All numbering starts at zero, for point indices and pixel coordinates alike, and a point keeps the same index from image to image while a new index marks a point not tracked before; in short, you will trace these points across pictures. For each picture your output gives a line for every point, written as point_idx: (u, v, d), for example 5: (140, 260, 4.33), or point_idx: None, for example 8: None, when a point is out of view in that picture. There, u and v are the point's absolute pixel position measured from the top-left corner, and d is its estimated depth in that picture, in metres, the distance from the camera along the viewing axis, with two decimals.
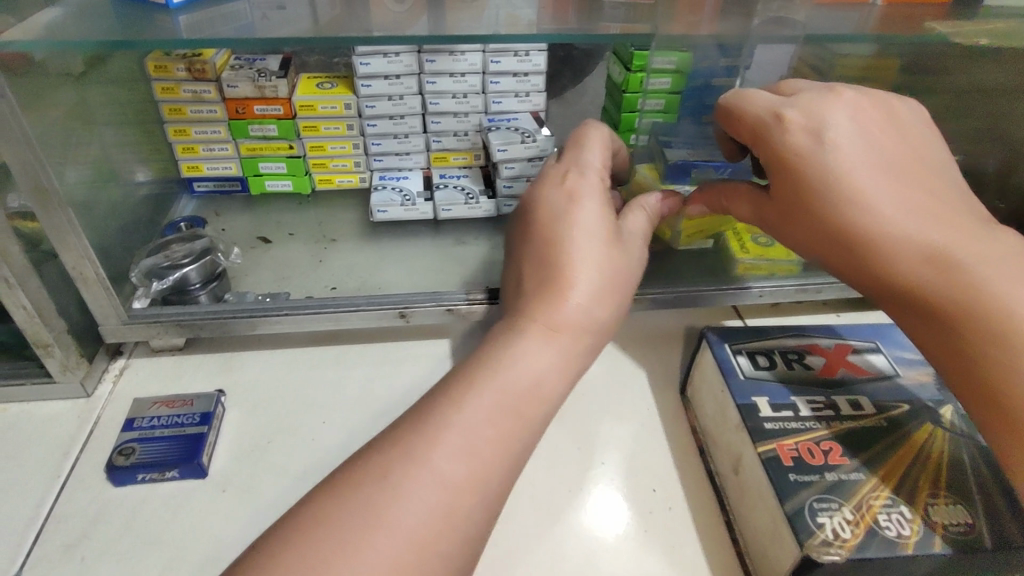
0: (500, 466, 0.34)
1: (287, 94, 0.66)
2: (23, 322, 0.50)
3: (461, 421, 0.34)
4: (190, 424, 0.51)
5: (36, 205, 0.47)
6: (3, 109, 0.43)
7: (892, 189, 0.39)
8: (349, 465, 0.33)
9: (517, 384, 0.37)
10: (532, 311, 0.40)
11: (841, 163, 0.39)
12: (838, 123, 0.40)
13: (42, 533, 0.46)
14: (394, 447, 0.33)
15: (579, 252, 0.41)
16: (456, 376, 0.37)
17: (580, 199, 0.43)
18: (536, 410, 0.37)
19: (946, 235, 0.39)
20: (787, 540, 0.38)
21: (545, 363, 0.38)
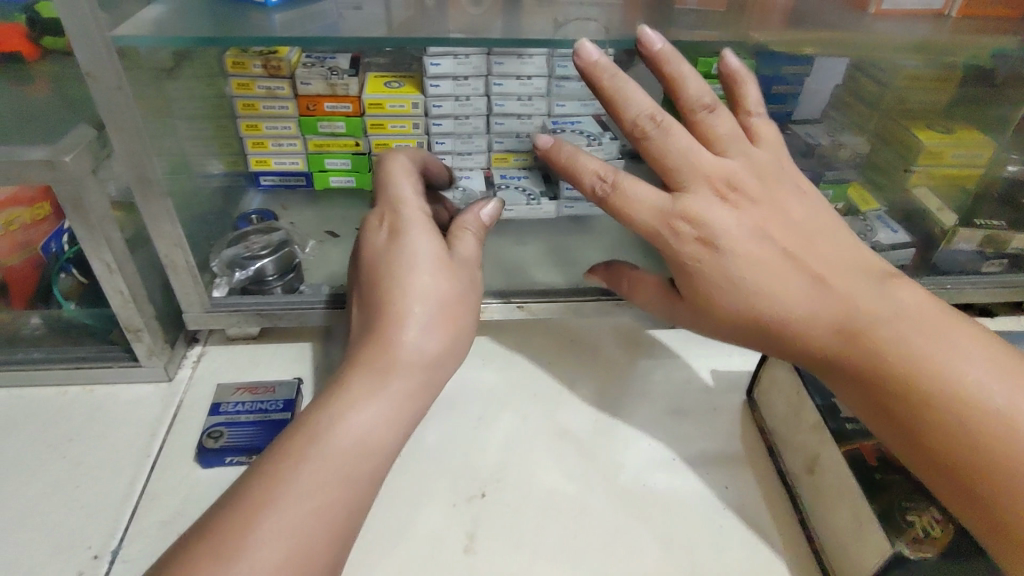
0: (332, 532, 0.32)
1: (357, 92, 0.67)
2: (118, 307, 0.53)
3: (288, 494, 0.31)
4: (275, 411, 0.53)
5: (139, 194, 0.49)
6: (119, 99, 0.45)
7: (792, 278, 0.38)
8: (192, 534, 0.31)
9: (350, 436, 0.34)
10: (359, 355, 0.38)
11: (732, 262, 0.39)
12: (717, 215, 0.39)
13: (137, 510, 0.47)
14: (203, 541, 0.30)
15: (409, 297, 0.38)
16: (291, 431, 0.35)
17: (417, 240, 0.41)
18: (374, 461, 0.35)
19: (859, 314, 0.37)
20: (873, 537, 0.39)
21: (382, 406, 0.36)
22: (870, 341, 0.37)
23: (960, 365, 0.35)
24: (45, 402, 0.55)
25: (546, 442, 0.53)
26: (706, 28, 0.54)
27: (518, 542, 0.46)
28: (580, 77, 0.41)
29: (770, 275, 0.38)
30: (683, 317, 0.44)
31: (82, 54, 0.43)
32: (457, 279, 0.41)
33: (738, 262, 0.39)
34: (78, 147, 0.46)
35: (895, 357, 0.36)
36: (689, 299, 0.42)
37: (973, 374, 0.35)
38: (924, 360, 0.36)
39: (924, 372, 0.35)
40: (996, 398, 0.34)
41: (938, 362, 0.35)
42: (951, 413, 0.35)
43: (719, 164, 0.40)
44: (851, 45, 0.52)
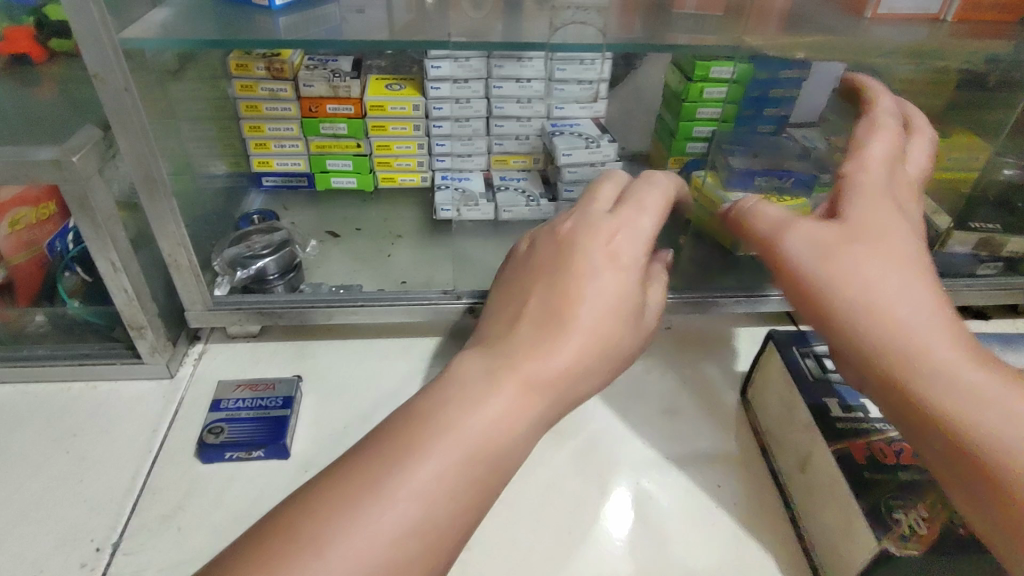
0: (424, 559, 0.26)
1: (358, 94, 0.68)
2: (122, 305, 0.53)
3: (403, 492, 0.27)
4: (274, 407, 0.54)
5: (144, 194, 0.50)
6: (126, 101, 0.46)
7: (886, 278, 0.34)
8: (262, 524, 0.27)
9: (476, 434, 0.29)
10: (507, 352, 0.32)
11: (901, 275, 0.34)
12: (896, 234, 0.36)
13: (138, 505, 0.48)
14: (320, 505, 0.26)
15: (580, 306, 0.34)
16: (403, 417, 0.30)
17: (624, 255, 0.36)
18: (494, 478, 0.29)
19: (940, 335, 0.32)
20: (862, 535, 0.40)
21: (513, 411, 0.30)
22: (936, 362, 0.31)
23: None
24: (48, 398, 0.56)
25: (545, 440, 0.54)
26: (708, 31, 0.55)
27: (516, 539, 0.47)
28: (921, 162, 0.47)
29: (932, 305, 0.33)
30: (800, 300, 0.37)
31: (91, 57, 0.43)
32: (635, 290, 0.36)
33: (913, 277, 0.34)
34: (86, 148, 0.47)
35: (952, 386, 0.30)
36: (818, 286, 0.35)
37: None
38: (988, 395, 0.30)
39: (985, 407, 0.29)
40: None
41: (998, 404, 0.29)
42: (995, 451, 0.29)
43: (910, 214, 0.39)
44: (847, 49, 0.53)
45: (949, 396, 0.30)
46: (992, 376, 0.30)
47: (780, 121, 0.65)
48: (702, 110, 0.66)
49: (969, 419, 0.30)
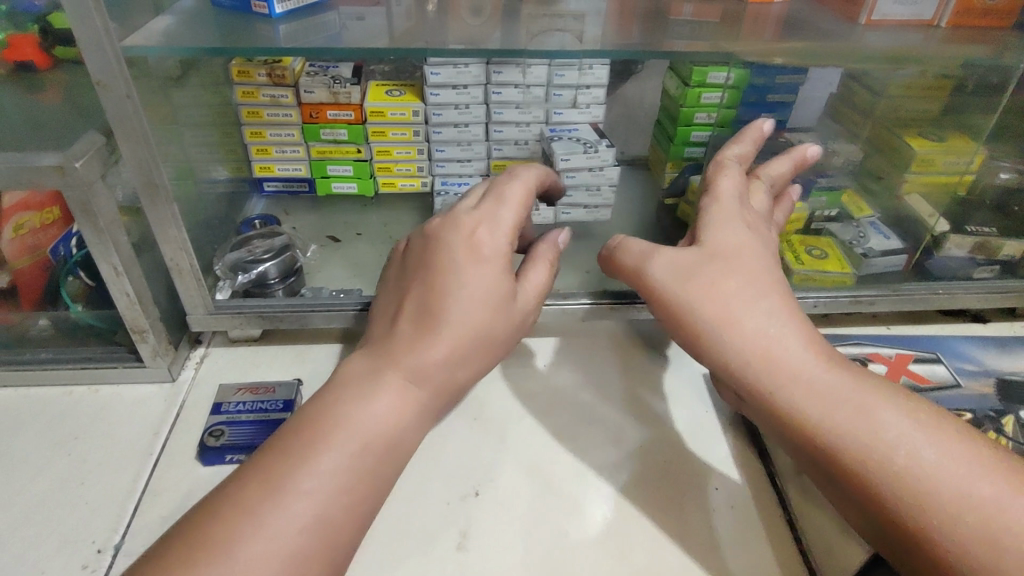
0: (328, 552, 0.29)
1: (359, 100, 0.69)
2: (124, 309, 0.54)
3: (297, 490, 0.29)
4: (275, 410, 0.54)
5: (146, 200, 0.51)
6: (128, 108, 0.47)
7: (753, 304, 0.38)
8: (175, 536, 0.28)
9: (358, 432, 0.32)
10: (385, 352, 0.35)
11: (759, 307, 0.38)
12: (750, 263, 0.40)
13: (140, 507, 0.48)
14: (213, 517, 0.28)
15: (454, 300, 0.35)
16: (298, 423, 0.32)
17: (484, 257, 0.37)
18: (387, 468, 0.32)
19: (806, 357, 0.36)
20: None
21: (393, 406, 0.33)
22: (804, 382, 0.35)
23: (887, 418, 0.33)
24: (51, 402, 0.57)
25: (539, 441, 0.54)
26: (704, 36, 0.55)
27: (510, 541, 0.47)
28: (787, 167, 0.51)
29: (790, 333, 0.37)
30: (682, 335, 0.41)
31: (94, 64, 0.44)
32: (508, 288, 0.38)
33: (767, 307, 0.38)
34: (88, 154, 0.48)
35: (817, 404, 0.34)
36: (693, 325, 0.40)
37: (901, 422, 0.33)
38: (851, 407, 0.34)
39: (850, 420, 0.33)
40: (920, 449, 0.32)
41: (858, 413, 0.34)
42: (868, 455, 0.32)
43: (765, 238, 0.43)
44: (843, 54, 0.53)
45: (818, 412, 0.34)
46: (848, 387, 0.35)
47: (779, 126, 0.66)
48: (698, 116, 0.66)
49: (840, 431, 0.33)
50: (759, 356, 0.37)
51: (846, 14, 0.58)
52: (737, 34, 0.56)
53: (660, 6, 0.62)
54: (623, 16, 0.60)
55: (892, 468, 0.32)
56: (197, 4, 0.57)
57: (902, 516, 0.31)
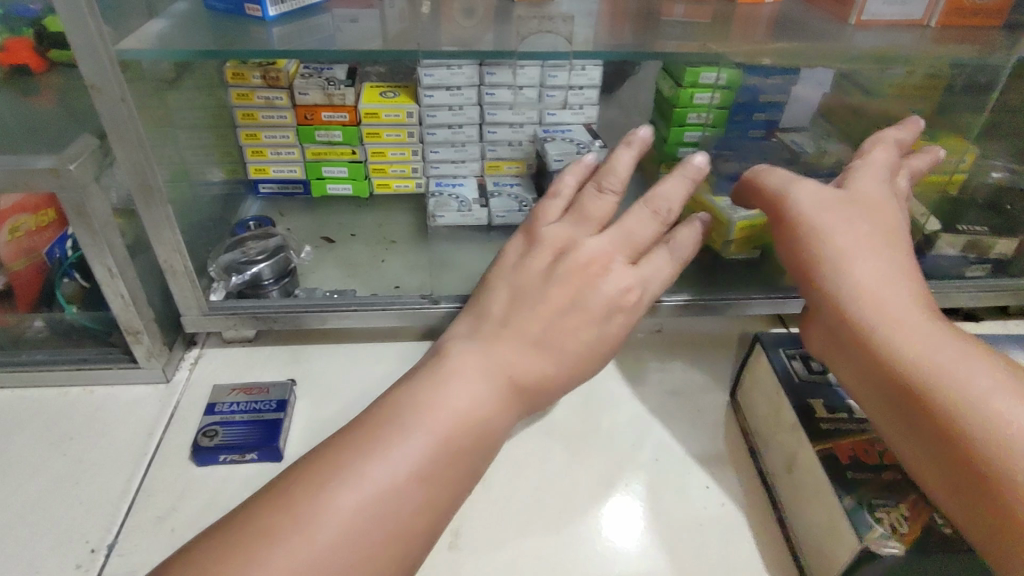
0: (427, 500, 0.31)
1: (353, 102, 0.69)
2: (118, 310, 0.54)
3: (411, 445, 0.31)
4: (268, 411, 0.54)
5: (141, 201, 0.51)
6: (122, 111, 0.47)
7: (879, 252, 0.39)
8: (311, 459, 0.31)
9: (456, 417, 0.33)
10: (492, 355, 0.37)
11: (869, 259, 0.38)
12: (894, 230, 0.41)
13: (134, 507, 0.49)
14: (349, 442, 0.31)
15: (590, 295, 0.40)
16: (402, 398, 0.33)
17: (589, 293, 0.40)
18: (471, 457, 0.33)
19: (904, 295, 0.37)
20: (844, 535, 0.40)
21: (477, 404, 0.34)
22: (910, 324, 0.35)
23: (986, 370, 0.33)
24: (47, 402, 0.57)
25: (534, 439, 0.55)
26: (696, 37, 0.55)
27: (504, 538, 0.47)
28: (923, 159, 0.49)
29: (890, 290, 0.37)
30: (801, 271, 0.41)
31: (88, 67, 0.45)
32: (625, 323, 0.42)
33: (885, 263, 0.38)
34: (82, 156, 0.48)
35: (910, 343, 0.35)
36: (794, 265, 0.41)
37: (991, 383, 0.32)
38: (953, 350, 0.34)
39: (951, 362, 0.33)
40: (1015, 400, 0.31)
41: (956, 358, 0.33)
42: (951, 390, 0.32)
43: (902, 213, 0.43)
44: (833, 54, 0.54)
45: (918, 347, 0.34)
46: (951, 335, 0.35)
47: (771, 125, 0.68)
48: (691, 116, 0.65)
49: (940, 371, 0.33)
50: (861, 291, 0.37)
51: (838, 14, 0.58)
52: (728, 34, 0.56)
53: (652, 7, 0.62)
54: (616, 17, 0.60)
55: (985, 412, 0.31)
56: (191, 7, 0.57)
57: (983, 461, 0.31)
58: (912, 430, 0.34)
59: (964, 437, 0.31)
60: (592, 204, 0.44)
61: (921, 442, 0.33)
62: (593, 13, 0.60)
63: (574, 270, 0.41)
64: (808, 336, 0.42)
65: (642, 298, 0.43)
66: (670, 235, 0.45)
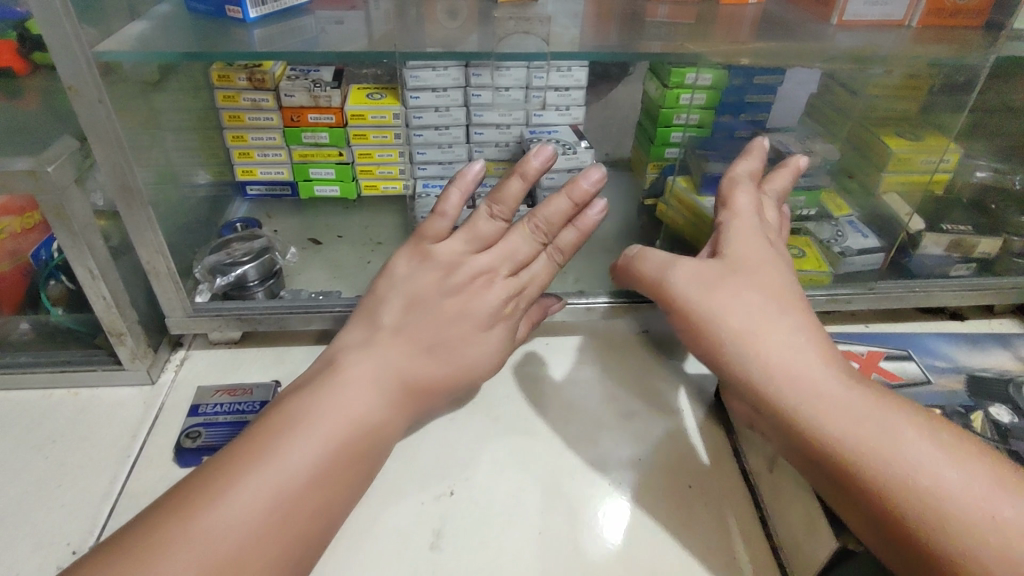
0: (323, 506, 0.33)
1: (339, 103, 0.69)
2: (101, 312, 0.54)
3: (302, 450, 0.33)
4: (251, 412, 0.54)
5: (122, 204, 0.52)
6: (100, 113, 0.47)
7: (772, 318, 0.38)
8: (212, 466, 0.33)
9: (347, 421, 0.35)
10: (384, 361, 0.38)
11: (765, 331, 0.38)
12: (777, 281, 0.40)
13: (116, 508, 0.49)
14: (244, 447, 0.33)
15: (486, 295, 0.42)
16: (297, 403, 0.35)
17: (475, 304, 0.42)
18: (365, 459, 0.36)
19: (807, 356, 0.37)
20: (824, 531, 0.41)
21: (370, 409, 0.36)
22: (826, 402, 0.35)
23: (894, 422, 0.34)
24: (31, 405, 0.57)
25: (515, 441, 0.55)
26: (677, 37, 0.55)
27: (483, 538, 0.47)
28: (790, 175, 0.50)
29: (792, 356, 0.37)
30: (706, 351, 0.40)
31: (65, 70, 0.45)
32: (506, 330, 0.44)
33: (778, 327, 0.38)
34: (61, 158, 0.48)
35: (828, 415, 0.35)
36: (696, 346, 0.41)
37: (904, 435, 0.33)
38: (860, 414, 0.34)
39: (877, 438, 0.33)
40: (934, 458, 0.32)
41: (866, 420, 0.34)
42: (881, 469, 0.33)
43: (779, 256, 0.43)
44: (813, 54, 0.54)
45: (842, 430, 0.34)
46: (863, 401, 0.35)
47: (755, 126, 0.67)
48: (677, 116, 0.66)
49: (868, 452, 0.33)
50: (772, 373, 0.37)
51: (819, 15, 0.58)
52: (711, 34, 0.56)
53: (636, 8, 0.62)
54: (599, 18, 0.60)
55: (903, 481, 0.32)
56: (173, 9, 0.57)
57: (919, 529, 0.31)
58: (844, 498, 0.35)
59: (904, 511, 0.32)
60: (480, 226, 0.44)
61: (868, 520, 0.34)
62: (576, 14, 0.60)
63: (461, 289, 0.42)
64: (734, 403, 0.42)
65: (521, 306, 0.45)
66: (552, 241, 0.47)
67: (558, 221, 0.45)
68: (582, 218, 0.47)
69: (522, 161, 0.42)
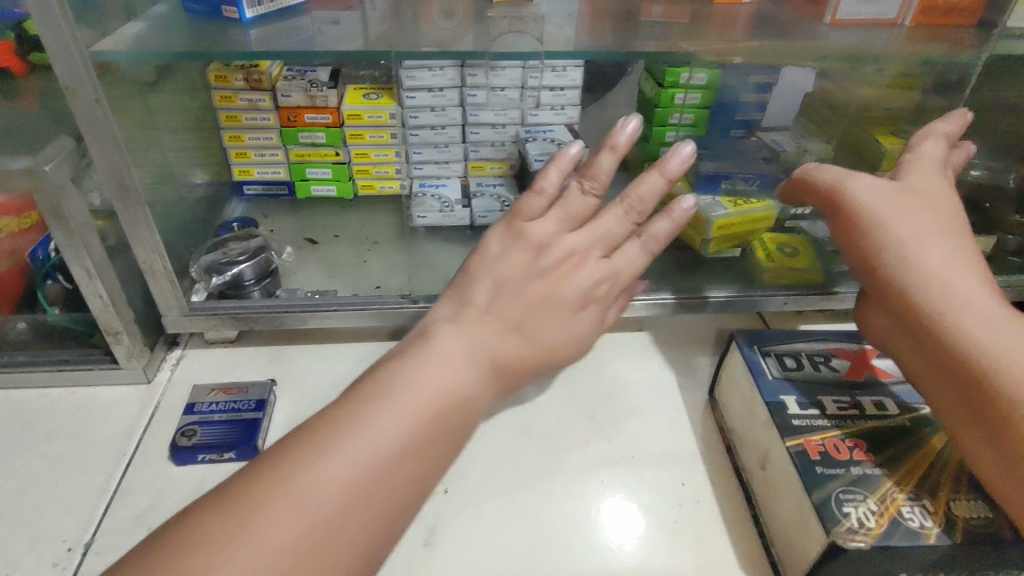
0: (418, 479, 0.32)
1: (336, 103, 0.69)
2: (97, 311, 0.55)
3: (402, 416, 0.32)
4: (247, 410, 0.55)
5: (118, 203, 0.52)
6: (97, 112, 0.47)
7: (943, 238, 0.41)
8: (306, 426, 0.32)
9: (446, 394, 0.34)
10: (476, 337, 0.38)
11: (926, 248, 0.40)
12: (956, 216, 0.42)
13: (112, 506, 0.49)
14: (344, 409, 0.32)
15: (579, 272, 0.43)
16: (390, 369, 0.35)
17: (563, 288, 0.42)
18: (458, 434, 0.34)
19: (967, 281, 0.39)
20: (815, 529, 0.41)
21: (465, 383, 0.35)
22: (970, 310, 0.37)
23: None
24: (27, 403, 0.57)
25: (514, 439, 0.55)
26: (672, 37, 0.56)
27: (481, 533, 0.48)
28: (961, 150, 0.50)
29: (948, 273, 0.39)
30: (861, 257, 0.43)
31: (62, 70, 0.45)
32: (597, 314, 0.45)
33: (936, 246, 0.40)
34: (58, 158, 0.48)
35: (974, 324, 0.37)
36: (858, 256, 0.43)
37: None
38: (996, 328, 0.36)
39: (1009, 349, 0.35)
40: None
41: (1002, 334, 0.36)
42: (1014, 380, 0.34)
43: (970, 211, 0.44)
44: (806, 52, 0.54)
45: (976, 333, 0.37)
46: (1012, 321, 0.36)
47: (750, 125, 0.67)
48: (674, 116, 0.64)
49: (997, 355, 0.35)
50: (923, 278, 0.39)
51: (813, 14, 0.59)
52: (706, 33, 0.56)
53: (630, 8, 0.62)
54: (594, 18, 0.60)
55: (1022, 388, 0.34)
56: (170, 9, 0.57)
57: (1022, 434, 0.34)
58: (963, 405, 0.37)
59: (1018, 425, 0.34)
60: (571, 202, 0.43)
61: (978, 426, 0.36)
62: (571, 14, 0.61)
63: (549, 271, 0.42)
64: (876, 316, 0.44)
65: (613, 290, 0.45)
66: (644, 228, 0.46)
67: (652, 201, 0.45)
68: (675, 208, 0.46)
69: (612, 135, 0.43)
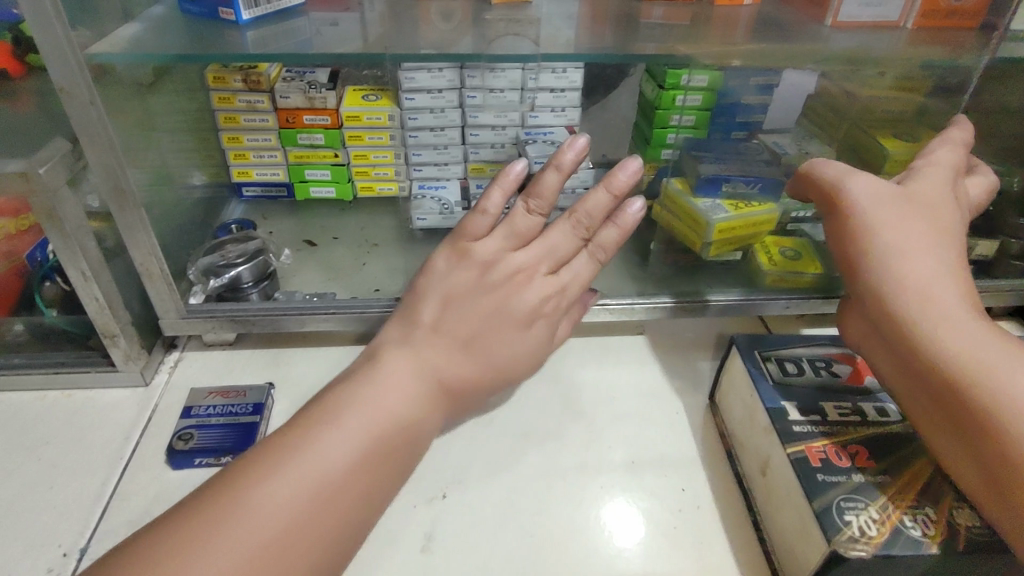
0: (360, 503, 0.32)
1: (335, 105, 0.69)
2: (94, 314, 0.54)
3: (342, 441, 0.32)
4: (244, 414, 0.54)
5: (114, 205, 0.52)
6: (92, 114, 0.47)
7: (932, 247, 0.40)
8: (244, 456, 0.32)
9: (387, 416, 0.34)
10: (421, 357, 0.38)
11: (913, 255, 0.39)
12: (948, 227, 0.42)
13: (108, 510, 0.49)
14: (283, 438, 0.32)
15: (526, 288, 0.43)
16: (332, 395, 0.35)
17: (514, 301, 0.42)
18: (402, 457, 0.35)
19: (952, 291, 0.38)
20: (816, 537, 0.40)
21: (410, 405, 0.36)
22: (951, 321, 0.37)
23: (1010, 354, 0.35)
24: (24, 406, 0.57)
25: (512, 444, 0.55)
26: (672, 39, 0.55)
27: (477, 539, 0.47)
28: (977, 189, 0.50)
29: (933, 281, 0.38)
30: (847, 261, 0.42)
31: (57, 71, 0.45)
32: (546, 330, 0.44)
33: (924, 254, 0.39)
34: (53, 160, 0.48)
35: (955, 334, 0.36)
36: (844, 260, 0.43)
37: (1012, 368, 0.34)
38: (978, 340, 0.36)
39: (992, 361, 0.35)
40: None
41: (983, 346, 0.35)
42: (996, 392, 0.34)
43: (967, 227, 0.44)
44: (807, 54, 0.54)
45: (958, 344, 0.36)
46: (994, 335, 0.36)
47: (752, 127, 0.67)
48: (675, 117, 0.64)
49: (977, 368, 0.35)
50: (907, 284, 0.39)
51: (814, 15, 0.58)
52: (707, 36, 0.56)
53: (630, 9, 0.62)
54: (594, 20, 0.60)
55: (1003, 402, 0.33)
56: (167, 10, 0.57)
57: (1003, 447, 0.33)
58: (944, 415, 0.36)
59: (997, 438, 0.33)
60: (518, 223, 0.44)
61: (958, 438, 0.36)
62: (571, 15, 0.61)
63: (498, 287, 0.42)
64: (851, 324, 0.44)
65: (562, 305, 0.46)
66: (592, 239, 0.47)
67: (600, 215, 0.46)
68: (622, 215, 0.47)
69: (556, 153, 0.44)
